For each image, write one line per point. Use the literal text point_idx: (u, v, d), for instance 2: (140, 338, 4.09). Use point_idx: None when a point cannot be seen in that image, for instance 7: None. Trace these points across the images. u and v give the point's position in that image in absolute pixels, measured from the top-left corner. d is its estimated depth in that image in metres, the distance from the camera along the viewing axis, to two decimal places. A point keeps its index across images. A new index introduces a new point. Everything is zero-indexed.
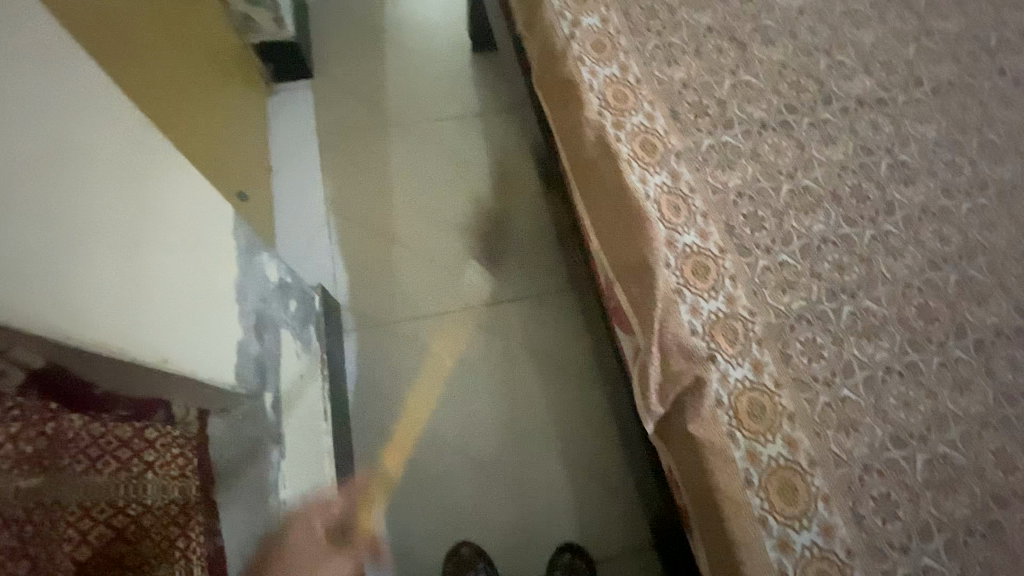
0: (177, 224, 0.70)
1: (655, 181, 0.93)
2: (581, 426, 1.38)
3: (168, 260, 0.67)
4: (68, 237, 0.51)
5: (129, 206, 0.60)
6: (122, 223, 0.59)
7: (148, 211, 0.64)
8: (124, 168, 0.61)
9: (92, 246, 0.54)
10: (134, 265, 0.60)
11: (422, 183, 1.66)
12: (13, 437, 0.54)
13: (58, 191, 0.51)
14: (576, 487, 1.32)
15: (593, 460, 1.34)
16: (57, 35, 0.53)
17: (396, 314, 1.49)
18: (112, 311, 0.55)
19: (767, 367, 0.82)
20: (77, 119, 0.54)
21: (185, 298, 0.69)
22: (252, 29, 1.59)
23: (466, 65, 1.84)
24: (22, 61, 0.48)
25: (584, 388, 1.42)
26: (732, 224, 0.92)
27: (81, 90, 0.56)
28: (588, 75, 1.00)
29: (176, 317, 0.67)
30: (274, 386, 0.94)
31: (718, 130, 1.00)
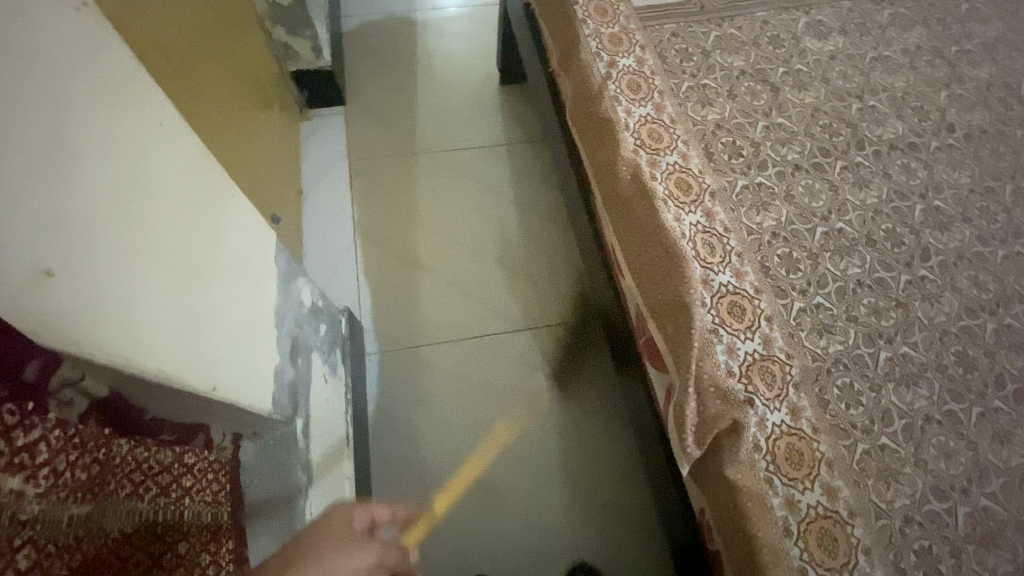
0: (225, 252, 0.71)
1: (690, 220, 0.94)
2: (602, 457, 1.37)
3: (217, 288, 0.68)
4: (142, 269, 0.53)
5: (187, 237, 0.61)
6: (180, 254, 0.60)
7: (202, 242, 0.65)
8: (185, 199, 0.62)
9: (162, 278, 0.56)
10: (188, 295, 0.61)
11: (448, 209, 1.69)
12: (75, 464, 0.47)
13: (139, 227, 0.53)
14: (596, 520, 1.30)
15: (612, 492, 1.33)
16: (139, 79, 0.56)
17: (419, 338, 1.50)
18: (175, 342, 0.57)
19: (804, 412, 0.81)
20: (149, 152, 0.56)
21: (229, 327, 0.70)
22: (290, 57, 1.64)
23: (494, 97, 1.89)
24: (113, 107, 0.51)
25: (603, 421, 1.41)
26: (767, 265, 0.93)
27: (152, 122, 0.57)
28: (624, 114, 1.02)
29: (221, 346, 0.67)
30: (305, 411, 0.95)
31: (752, 171, 1.01)
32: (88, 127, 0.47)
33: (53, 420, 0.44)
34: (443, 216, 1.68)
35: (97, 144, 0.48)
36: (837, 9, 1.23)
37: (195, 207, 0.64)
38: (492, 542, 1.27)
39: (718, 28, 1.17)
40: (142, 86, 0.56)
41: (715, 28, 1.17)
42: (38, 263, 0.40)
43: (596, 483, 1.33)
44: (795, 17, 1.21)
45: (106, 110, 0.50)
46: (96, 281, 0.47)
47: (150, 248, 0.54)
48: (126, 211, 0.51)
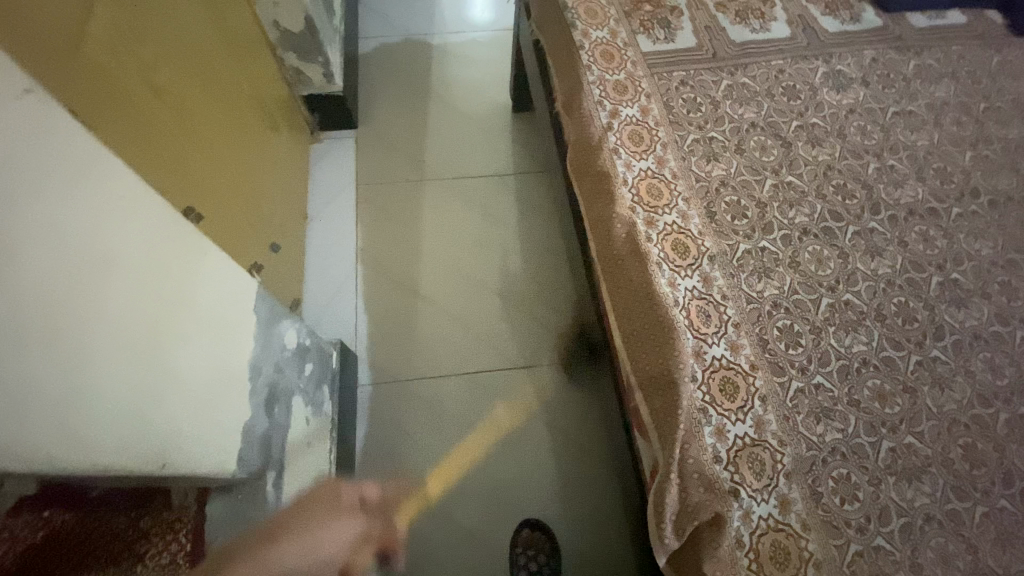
0: (188, 314, 0.70)
1: (685, 286, 0.89)
2: (589, 502, 1.33)
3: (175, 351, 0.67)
4: (80, 356, 0.52)
5: (139, 305, 0.61)
6: (132, 323, 0.59)
7: (159, 308, 0.64)
8: (142, 268, 0.61)
9: (104, 360, 0.55)
10: (135, 366, 0.60)
11: (451, 237, 1.67)
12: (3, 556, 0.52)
13: (81, 314, 0.52)
14: (582, 566, 1.26)
15: (600, 538, 1.29)
16: (99, 155, 0.55)
17: (413, 371, 1.48)
18: (113, 421, 0.57)
19: (794, 506, 0.76)
20: (105, 228, 0.55)
21: (186, 388, 0.69)
22: (302, 82, 1.64)
23: (505, 125, 1.86)
24: (61, 193, 0.49)
25: (593, 460, 1.38)
26: (765, 338, 0.87)
27: (114, 196, 0.57)
28: (623, 168, 0.98)
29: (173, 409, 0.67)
30: (277, 461, 0.93)
31: (755, 235, 0.95)
32: (23, 224, 0.45)
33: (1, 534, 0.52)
34: (445, 245, 1.66)
35: (35, 240, 0.47)
36: (859, 59, 1.17)
37: (155, 273, 0.63)
38: None
39: (729, 77, 1.12)
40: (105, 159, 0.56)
41: (727, 76, 1.12)
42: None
43: (580, 529, 1.30)
44: (814, 66, 1.16)
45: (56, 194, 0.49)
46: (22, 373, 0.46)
47: (92, 325, 0.54)
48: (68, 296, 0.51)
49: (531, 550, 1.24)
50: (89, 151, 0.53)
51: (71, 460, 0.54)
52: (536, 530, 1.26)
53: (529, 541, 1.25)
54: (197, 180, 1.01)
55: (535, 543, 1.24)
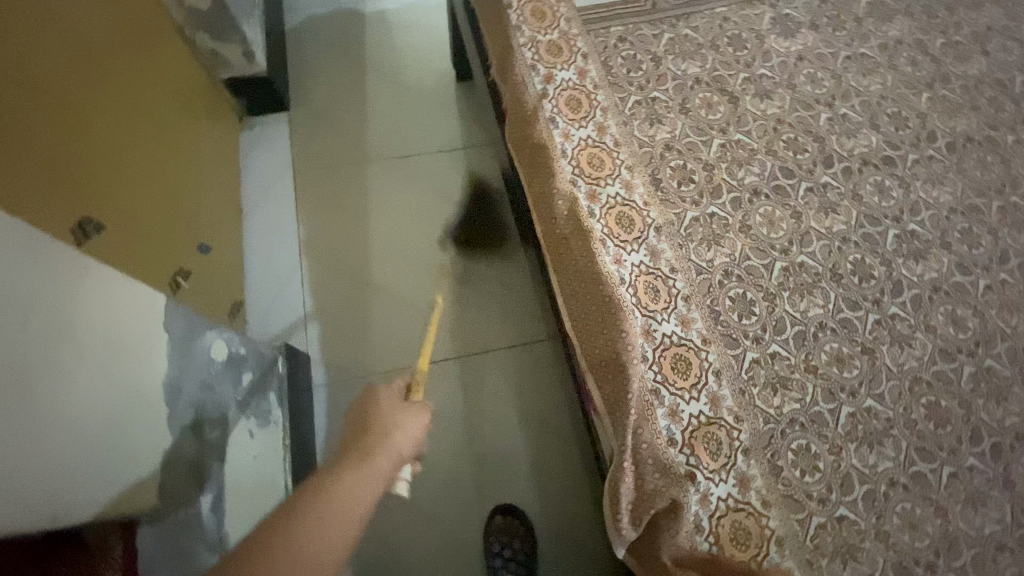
0: (68, 345, 0.62)
1: (632, 261, 0.83)
2: (559, 478, 1.32)
3: (52, 391, 0.59)
4: None
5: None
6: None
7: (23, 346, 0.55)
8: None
9: None
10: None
11: (401, 221, 1.58)
12: None
13: None
14: (560, 545, 1.25)
15: (574, 513, 1.28)
16: None
17: (370, 367, 1.41)
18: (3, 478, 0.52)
19: (754, 483, 0.73)
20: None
21: (76, 428, 0.62)
22: (220, 64, 1.50)
23: (450, 96, 1.76)
24: None
25: (560, 436, 1.36)
26: (717, 309, 0.83)
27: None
28: (561, 138, 0.90)
29: (54, 457, 0.59)
30: (215, 483, 0.87)
31: (704, 199, 0.90)
32: None
33: None
34: (396, 230, 1.57)
35: None
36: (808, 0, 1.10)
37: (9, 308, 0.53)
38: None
39: (671, 29, 1.04)
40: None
41: (668, 29, 1.04)
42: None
43: (552, 506, 1.29)
44: (760, 11, 1.08)
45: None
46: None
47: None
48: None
49: (506, 536, 1.21)
50: None
51: None
52: (509, 516, 1.24)
53: (503, 527, 1.22)
54: (100, 185, 0.92)
55: (508, 529, 1.22)
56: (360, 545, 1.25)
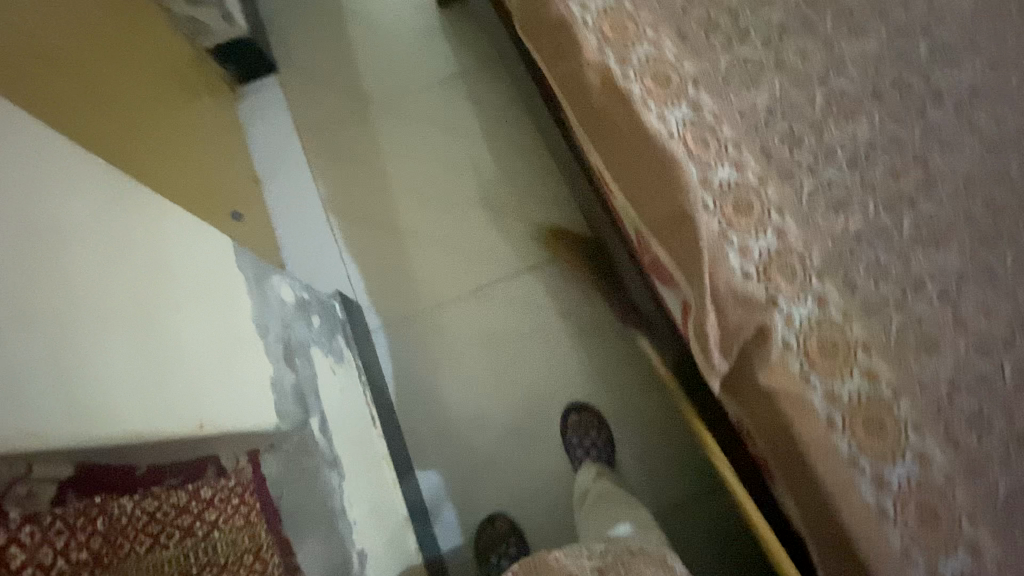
0: (151, 277, 0.65)
1: (676, 117, 0.84)
2: (623, 370, 1.37)
3: (150, 318, 0.62)
4: (94, 325, 0.54)
5: (82, 275, 0.54)
6: (72, 293, 0.53)
7: (107, 275, 0.58)
8: (92, 235, 0.58)
9: (114, 330, 0.56)
10: (108, 342, 0.55)
11: (418, 160, 1.57)
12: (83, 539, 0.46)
13: (70, 281, 0.52)
14: (637, 432, 1.32)
15: (644, 400, 1.34)
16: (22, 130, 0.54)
17: (420, 302, 1.45)
18: (150, 393, 0.58)
19: (832, 300, 0.76)
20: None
21: (195, 355, 0.67)
22: (201, 32, 1.46)
23: (436, 25, 1.71)
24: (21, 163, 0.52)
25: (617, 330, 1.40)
26: (768, 147, 0.84)
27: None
28: (579, 10, 0.89)
29: (174, 379, 0.63)
30: (317, 410, 0.91)
31: (734, 46, 0.89)
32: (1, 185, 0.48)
33: (18, 517, 0.41)
34: (415, 169, 1.56)
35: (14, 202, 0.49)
36: None
37: (91, 236, 0.58)
38: (531, 479, 1.30)
39: None
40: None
41: None
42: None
43: (621, 399, 1.35)
44: None
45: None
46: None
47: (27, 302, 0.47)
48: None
49: (583, 429, 1.30)
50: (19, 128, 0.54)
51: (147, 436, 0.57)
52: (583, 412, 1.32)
53: (580, 420, 1.31)
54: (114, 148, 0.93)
55: (585, 424, 1.31)
56: (448, 462, 1.33)
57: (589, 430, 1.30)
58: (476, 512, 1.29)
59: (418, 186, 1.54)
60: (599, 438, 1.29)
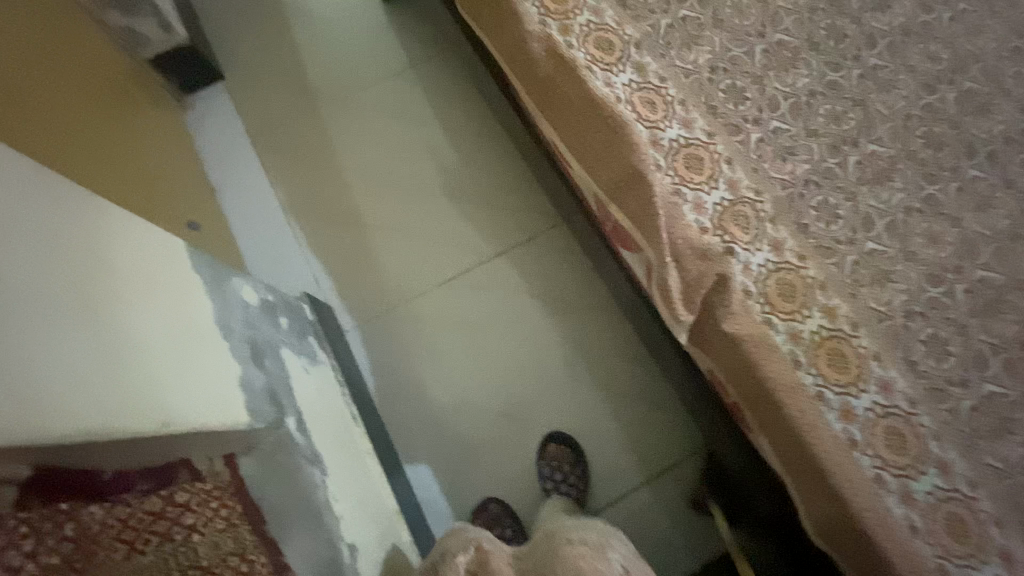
0: (98, 279, 0.63)
1: (622, 81, 0.85)
2: (600, 344, 1.38)
3: (101, 320, 0.61)
4: (46, 325, 0.53)
5: (19, 273, 0.52)
6: (8, 289, 0.51)
7: (43, 275, 0.56)
8: (35, 236, 0.57)
9: (67, 330, 0.56)
10: (51, 345, 0.53)
11: (376, 157, 1.55)
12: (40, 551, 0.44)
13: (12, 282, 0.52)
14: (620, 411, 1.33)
15: (624, 373, 1.35)
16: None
17: (393, 298, 1.44)
18: (113, 387, 0.58)
19: (787, 244, 0.78)
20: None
21: (158, 351, 0.66)
22: (140, 43, 1.42)
23: (382, 19, 1.69)
24: None
25: (590, 306, 1.41)
26: (714, 103, 0.85)
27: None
28: None
29: (137, 375, 0.62)
30: (292, 408, 0.90)
31: (673, 6, 0.90)
32: None
33: None
34: (373, 166, 1.54)
35: None
36: None
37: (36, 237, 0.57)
38: (521, 461, 1.31)
39: None
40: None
41: None
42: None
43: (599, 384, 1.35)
44: None
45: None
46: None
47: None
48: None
49: (556, 462, 1.27)
50: None
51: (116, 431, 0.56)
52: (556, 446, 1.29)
53: (555, 454, 1.28)
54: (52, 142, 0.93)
55: (558, 458, 1.27)
56: (436, 453, 1.32)
57: (562, 463, 1.27)
58: (469, 499, 1.29)
59: (379, 183, 1.53)
60: (571, 475, 1.25)
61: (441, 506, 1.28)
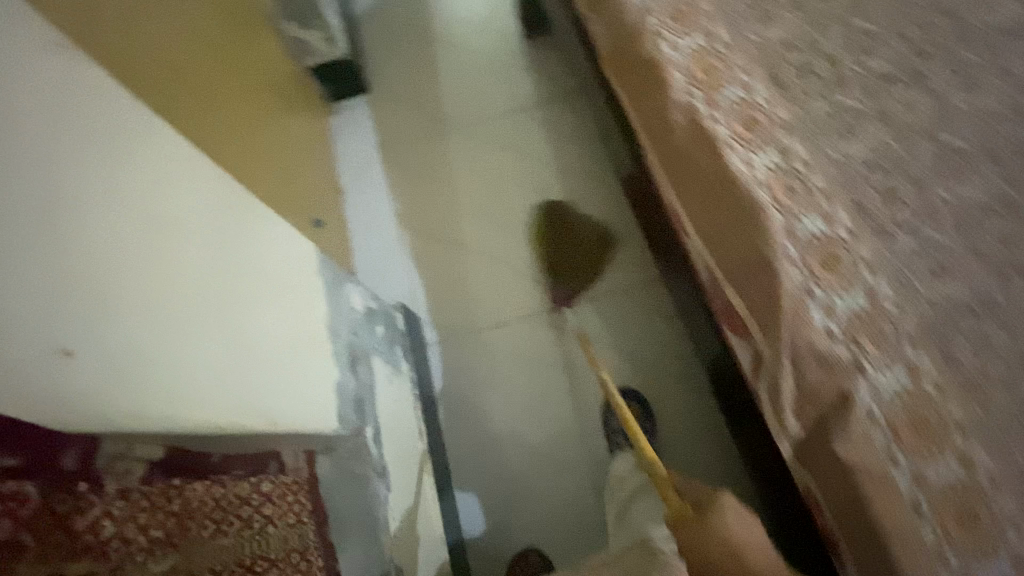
0: (247, 274, 0.70)
1: (764, 162, 0.81)
2: (678, 407, 1.33)
3: (240, 313, 0.67)
4: (199, 319, 0.59)
5: (186, 267, 0.59)
6: (180, 282, 0.57)
7: (199, 265, 0.61)
8: (208, 233, 0.64)
9: (211, 324, 0.61)
10: (186, 328, 0.57)
11: (490, 182, 1.61)
12: (146, 528, 0.49)
13: (179, 275, 0.57)
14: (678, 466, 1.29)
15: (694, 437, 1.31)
16: (160, 133, 0.61)
17: (478, 321, 1.47)
18: (237, 385, 0.63)
19: (927, 371, 0.69)
20: (87, 162, 0.48)
21: (275, 350, 0.72)
22: (307, 53, 1.58)
23: (522, 54, 1.77)
24: (155, 164, 0.58)
25: (680, 368, 1.37)
26: (863, 201, 0.79)
27: (94, 121, 0.50)
28: (670, 50, 0.90)
29: (255, 375, 0.67)
30: (373, 419, 0.94)
31: (832, 93, 0.86)
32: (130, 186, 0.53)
33: (113, 491, 0.47)
34: (485, 192, 1.60)
35: (146, 198, 0.55)
36: None
37: (210, 234, 0.64)
38: (571, 516, 1.28)
39: None
40: (25, 17, 0.45)
41: None
42: (56, 346, 0.42)
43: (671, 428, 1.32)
44: None
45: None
46: (65, 340, 0.43)
47: (109, 283, 0.48)
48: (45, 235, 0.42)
49: (626, 417, 1.30)
50: (153, 129, 0.59)
51: (231, 430, 0.61)
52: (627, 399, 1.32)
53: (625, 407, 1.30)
54: None
55: (629, 413, 1.30)
56: (489, 486, 1.32)
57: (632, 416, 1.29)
58: (513, 541, 1.27)
59: (487, 208, 1.58)
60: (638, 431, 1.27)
61: (484, 539, 1.27)
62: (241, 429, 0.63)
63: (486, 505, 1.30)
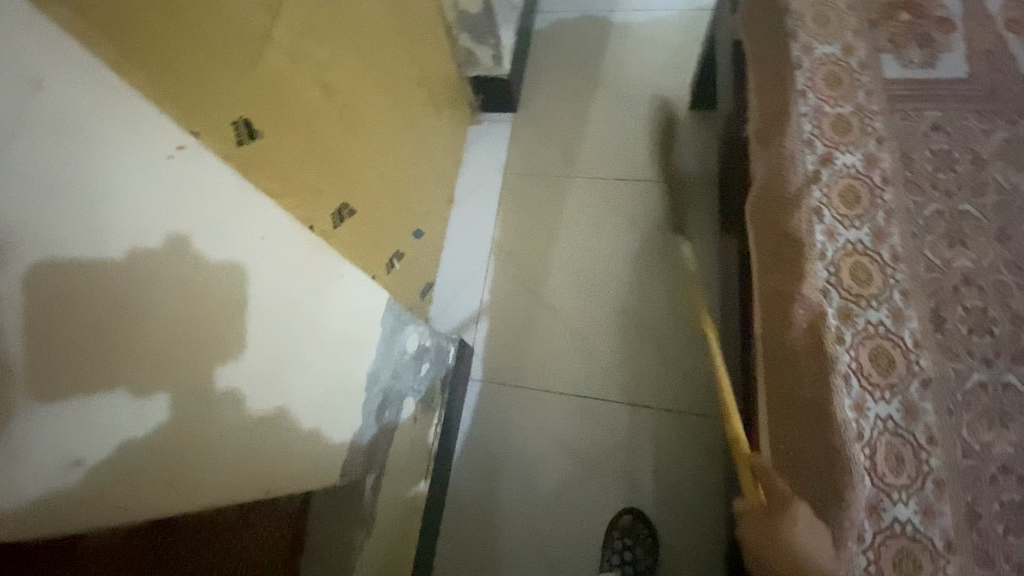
0: (298, 341, 0.75)
1: (877, 412, 0.70)
2: (685, 556, 1.23)
3: (278, 381, 0.72)
4: (230, 394, 0.65)
5: (235, 345, 0.64)
6: (225, 359, 0.63)
7: (249, 341, 0.66)
8: (272, 309, 0.69)
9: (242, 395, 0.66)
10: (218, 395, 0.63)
11: (592, 247, 1.55)
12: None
13: (224, 354, 0.63)
14: None
15: None
16: (254, 209, 0.65)
17: (525, 380, 1.44)
18: (246, 452, 0.69)
19: None
20: (168, 255, 0.53)
21: (298, 409, 0.77)
22: (470, 63, 1.60)
23: (679, 124, 1.66)
24: (241, 245, 0.63)
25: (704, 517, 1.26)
26: (980, 512, 0.66)
27: (191, 207, 0.56)
28: (824, 236, 0.79)
29: (270, 438, 0.73)
30: (381, 463, 0.98)
31: (999, 362, 0.71)
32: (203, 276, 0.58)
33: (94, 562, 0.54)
34: (583, 255, 1.55)
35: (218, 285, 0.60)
36: None
37: (273, 308, 0.70)
38: None
39: (1009, 127, 0.83)
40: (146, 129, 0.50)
41: (1007, 127, 0.83)
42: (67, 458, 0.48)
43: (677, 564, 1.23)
44: None
45: (90, 207, 0.45)
46: (77, 451, 0.49)
47: (156, 369, 0.55)
48: (101, 332, 0.48)
49: (631, 538, 1.22)
50: (247, 203, 0.64)
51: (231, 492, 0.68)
52: (637, 521, 1.24)
53: (630, 528, 1.23)
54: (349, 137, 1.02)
55: (635, 533, 1.22)
56: (472, 544, 1.31)
57: (637, 539, 1.22)
58: None
59: (580, 270, 1.53)
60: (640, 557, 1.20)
61: None
62: (235, 491, 0.69)
63: (462, 560, 1.30)
